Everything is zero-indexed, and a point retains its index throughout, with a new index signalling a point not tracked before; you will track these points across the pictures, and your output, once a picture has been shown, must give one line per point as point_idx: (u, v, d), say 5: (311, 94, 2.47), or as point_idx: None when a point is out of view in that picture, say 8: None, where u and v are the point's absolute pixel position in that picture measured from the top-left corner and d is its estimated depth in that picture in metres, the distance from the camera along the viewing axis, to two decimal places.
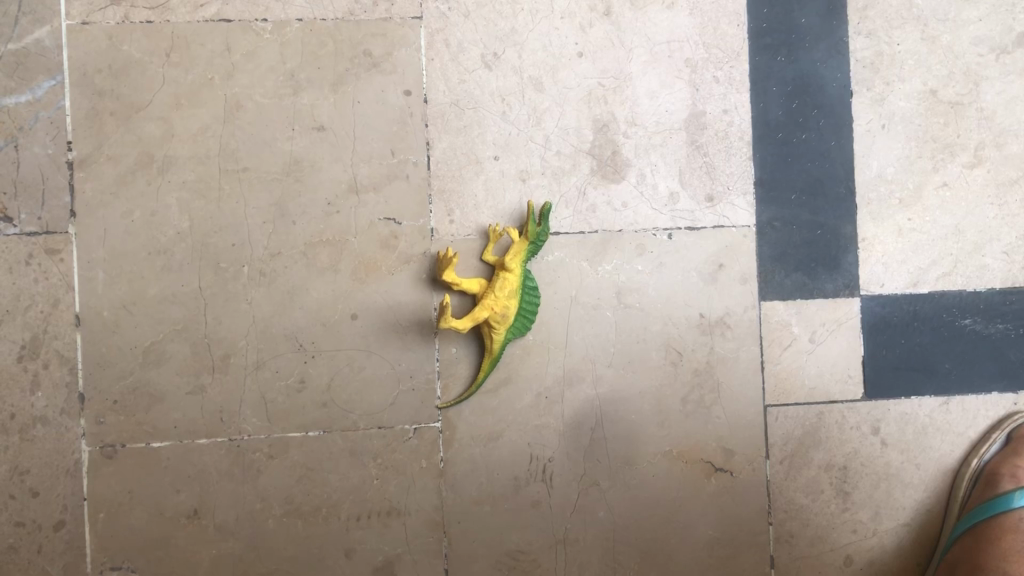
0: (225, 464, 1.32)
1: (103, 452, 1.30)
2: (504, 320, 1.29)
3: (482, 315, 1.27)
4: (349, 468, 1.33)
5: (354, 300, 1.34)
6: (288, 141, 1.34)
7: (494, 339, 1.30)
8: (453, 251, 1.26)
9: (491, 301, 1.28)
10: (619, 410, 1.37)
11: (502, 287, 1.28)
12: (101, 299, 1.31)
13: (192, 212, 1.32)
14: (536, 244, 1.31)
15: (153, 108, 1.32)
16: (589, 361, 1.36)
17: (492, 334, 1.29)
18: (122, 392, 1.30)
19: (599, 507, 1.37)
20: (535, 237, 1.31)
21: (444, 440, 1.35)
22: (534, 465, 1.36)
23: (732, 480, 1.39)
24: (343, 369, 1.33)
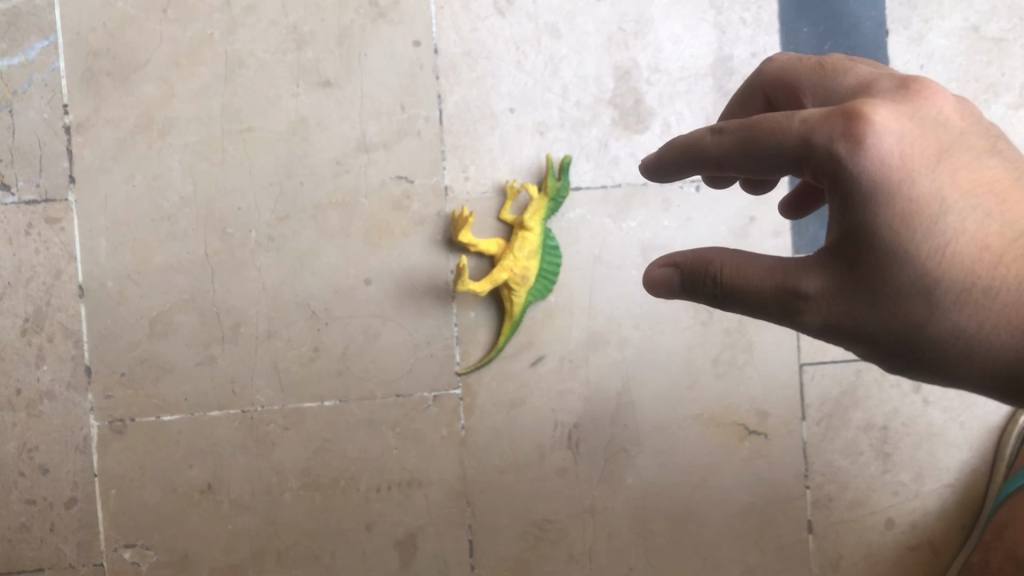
0: (239, 437, 1.27)
1: (113, 427, 1.26)
2: (525, 282, 1.24)
3: (501, 276, 1.21)
4: (367, 438, 1.28)
5: (367, 264, 1.28)
6: (293, 98, 1.28)
7: (514, 301, 1.24)
8: (470, 210, 1.21)
9: (511, 261, 1.22)
10: (647, 373, 1.31)
11: (521, 247, 1.23)
12: (105, 269, 1.26)
13: (197, 176, 1.27)
14: (556, 201, 1.26)
15: (152, 67, 1.26)
16: (614, 322, 1.30)
17: (512, 296, 1.24)
18: (130, 364, 1.26)
19: (628, 473, 1.31)
20: (554, 193, 1.26)
21: (464, 407, 1.29)
22: (559, 432, 1.30)
23: (767, 443, 1.33)
24: (358, 336, 1.28)
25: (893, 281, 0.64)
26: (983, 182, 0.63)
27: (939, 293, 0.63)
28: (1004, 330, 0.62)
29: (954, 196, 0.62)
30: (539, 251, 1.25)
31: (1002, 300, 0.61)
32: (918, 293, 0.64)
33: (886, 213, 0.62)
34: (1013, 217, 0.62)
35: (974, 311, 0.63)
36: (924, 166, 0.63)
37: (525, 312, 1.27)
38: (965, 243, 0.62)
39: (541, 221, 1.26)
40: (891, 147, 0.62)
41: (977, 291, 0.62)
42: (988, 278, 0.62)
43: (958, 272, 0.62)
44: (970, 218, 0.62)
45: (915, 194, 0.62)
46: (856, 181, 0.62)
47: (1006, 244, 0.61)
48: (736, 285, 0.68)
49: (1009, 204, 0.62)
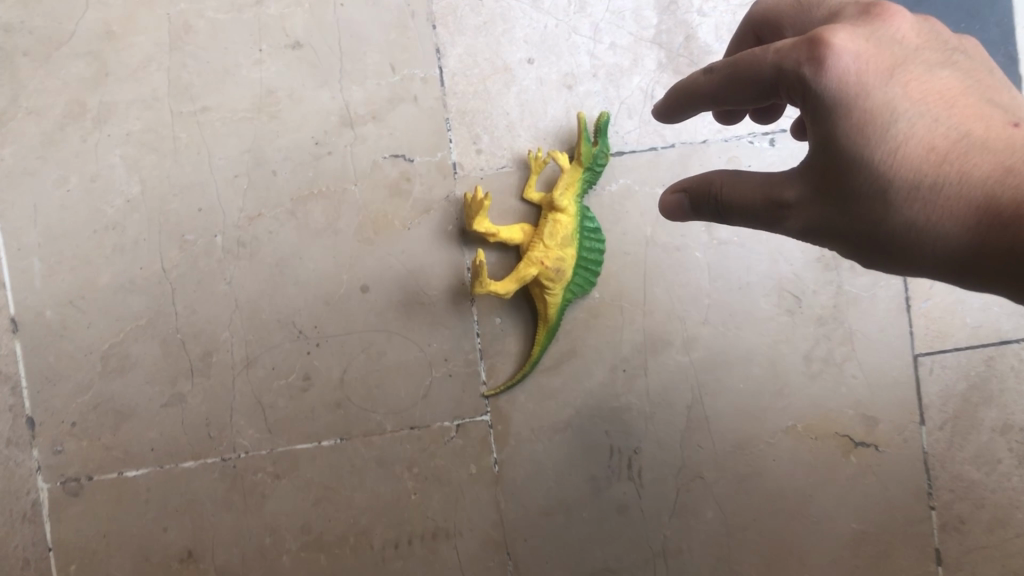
0: (220, 491, 1.03)
1: (66, 490, 1.02)
2: (561, 277, 0.97)
3: (530, 273, 0.95)
4: (379, 482, 1.03)
5: (363, 267, 1.02)
6: (256, 66, 1.03)
7: (549, 301, 0.98)
8: (485, 191, 0.95)
9: (541, 252, 0.96)
10: (723, 379, 1.04)
11: (554, 232, 0.97)
12: (41, 295, 1.01)
13: (144, 172, 1.02)
14: (594, 170, 0.99)
15: (79, 40, 1.01)
16: (677, 319, 1.03)
17: (545, 294, 0.98)
18: (81, 411, 1.02)
19: (705, 505, 1.05)
20: (591, 158, 0.98)
21: (496, 436, 1.03)
22: (616, 459, 1.04)
23: (879, 457, 1.05)
24: (359, 357, 1.03)
25: (852, 193, 0.57)
26: (937, 90, 0.57)
27: (895, 202, 0.56)
28: (958, 231, 0.54)
29: (905, 101, 0.56)
30: (577, 235, 0.98)
31: (950, 199, 0.54)
32: (877, 204, 0.57)
33: (841, 124, 0.57)
34: (963, 119, 0.55)
35: (928, 214, 0.55)
36: (880, 75, 0.57)
37: (564, 314, 1.01)
38: (916, 145, 0.55)
39: (576, 198, 0.99)
40: (850, 60, 0.56)
41: (927, 192, 0.55)
42: (937, 179, 0.54)
43: (911, 176, 0.55)
44: (921, 122, 0.56)
45: (869, 102, 0.56)
46: (817, 95, 0.57)
47: (955, 142, 0.54)
48: (730, 204, 0.62)
49: (961, 109, 0.56)
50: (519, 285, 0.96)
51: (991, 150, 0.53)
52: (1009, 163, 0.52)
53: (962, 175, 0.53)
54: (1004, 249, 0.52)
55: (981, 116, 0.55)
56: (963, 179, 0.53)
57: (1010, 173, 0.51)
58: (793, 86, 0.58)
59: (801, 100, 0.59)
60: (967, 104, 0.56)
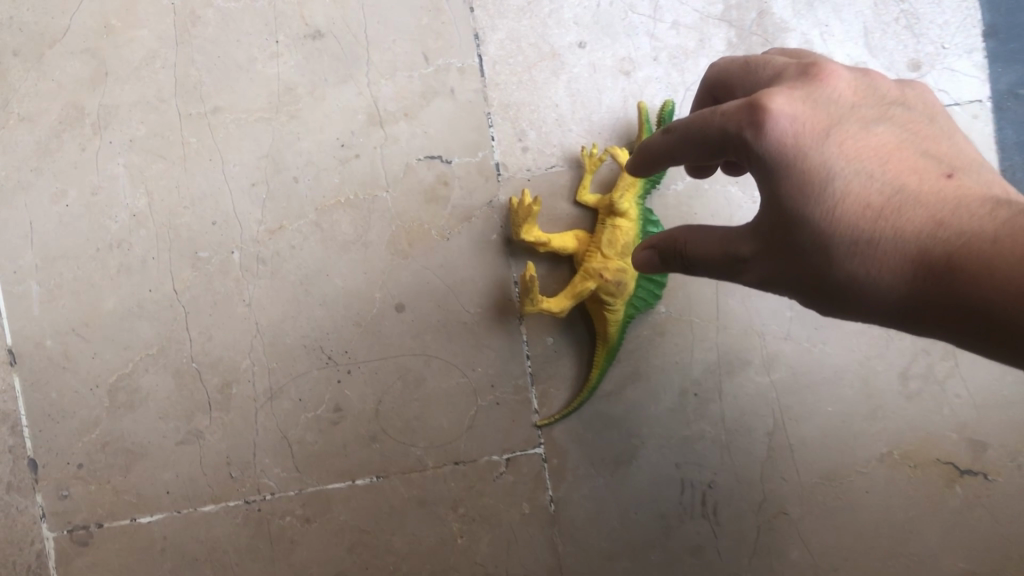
0: (243, 538, 0.91)
1: (74, 539, 0.91)
2: (622, 291, 0.85)
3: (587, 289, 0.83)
4: (419, 525, 0.91)
5: (397, 284, 0.91)
6: (272, 60, 0.91)
7: (609, 319, 0.86)
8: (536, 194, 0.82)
9: (601, 263, 0.84)
10: (807, 401, 0.92)
11: (614, 240, 0.84)
12: (41, 323, 0.91)
13: (151, 183, 0.91)
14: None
15: (74, 37, 0.91)
16: (754, 334, 0.91)
17: (605, 311, 0.86)
18: (89, 451, 0.91)
19: (790, 545, 0.92)
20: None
21: (551, 472, 0.91)
22: (688, 495, 0.92)
23: (988, 487, 0.91)
24: (395, 385, 0.91)
25: (798, 255, 0.52)
26: (875, 145, 0.51)
27: (834, 264, 0.50)
28: (905, 292, 0.48)
29: (840, 158, 0.51)
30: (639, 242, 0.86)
31: (886, 257, 0.48)
32: (821, 265, 0.51)
33: (777, 186, 0.52)
34: (904, 173, 0.49)
35: (869, 274, 0.49)
36: (813, 133, 0.51)
37: (626, 331, 0.89)
38: (854, 204, 0.49)
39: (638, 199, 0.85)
40: (784, 117, 0.51)
41: (863, 251, 0.49)
42: (872, 238, 0.48)
43: (849, 237, 0.49)
44: (856, 178, 0.50)
45: (803, 161, 0.51)
46: (757, 157, 0.52)
47: (889, 196, 0.49)
48: (691, 260, 0.58)
49: (901, 162, 0.50)
50: (575, 301, 0.85)
51: (928, 204, 0.47)
52: (945, 215, 0.46)
53: (897, 231, 0.48)
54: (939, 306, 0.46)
55: (920, 170, 0.49)
56: (899, 238, 0.47)
57: (941, 226, 0.46)
58: (732, 147, 0.54)
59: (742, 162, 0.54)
60: (907, 158, 0.50)
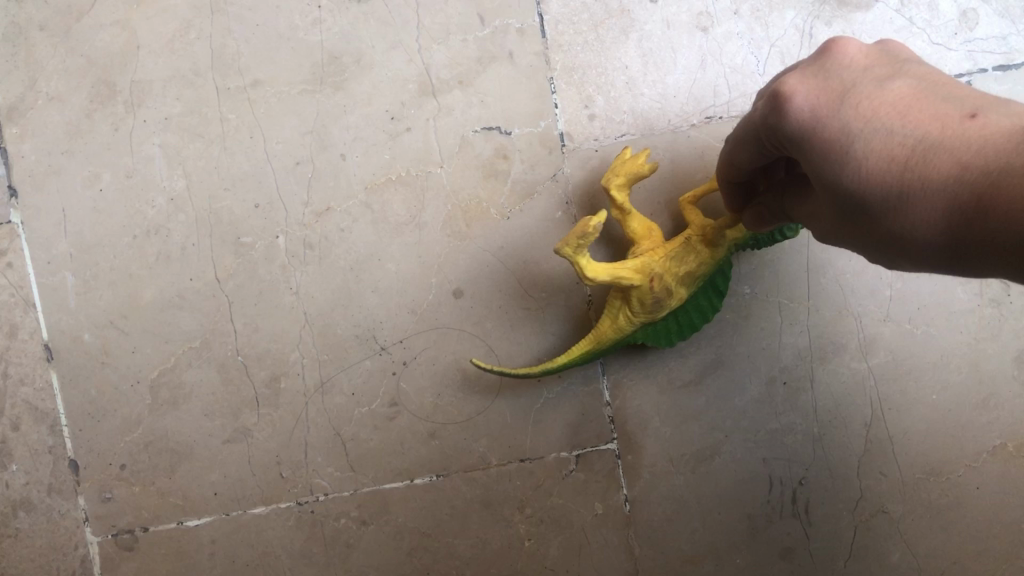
0: (297, 541, 0.86)
1: (119, 543, 0.86)
2: (651, 310, 0.73)
3: (631, 281, 0.71)
4: (484, 527, 0.85)
5: (455, 267, 0.83)
6: (315, 27, 0.84)
7: (619, 321, 0.74)
8: (656, 161, 0.71)
9: (660, 266, 0.72)
10: (910, 389, 0.83)
11: (687, 261, 0.73)
12: (77, 317, 0.85)
13: (188, 164, 0.85)
14: (775, 237, 0.74)
15: (104, 8, 0.84)
16: (849, 316, 0.82)
17: (622, 315, 0.74)
18: (132, 451, 0.86)
19: (891, 547, 0.84)
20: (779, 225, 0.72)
21: (626, 469, 0.84)
22: (777, 493, 0.84)
23: None
24: (454, 377, 0.84)
25: (844, 217, 0.50)
26: (892, 100, 0.47)
27: (883, 222, 0.47)
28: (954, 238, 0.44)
29: (857, 122, 0.47)
30: (700, 282, 0.75)
31: (924, 211, 0.45)
32: (869, 227, 0.48)
33: (802, 159, 0.49)
34: (924, 123, 0.45)
35: (917, 231, 0.46)
36: (825, 104, 0.48)
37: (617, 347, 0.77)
38: (881, 166, 0.46)
39: (733, 247, 0.74)
40: (797, 96, 0.48)
41: (904, 209, 0.45)
42: (910, 197, 0.45)
43: (885, 200, 0.46)
44: (878, 135, 0.46)
45: (820, 129, 0.48)
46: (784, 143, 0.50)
47: (916, 147, 0.45)
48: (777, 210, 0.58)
49: (921, 112, 0.45)
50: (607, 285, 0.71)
51: (954, 151, 0.43)
52: (972, 159, 0.42)
53: (932, 185, 0.44)
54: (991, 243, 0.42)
55: (944, 113, 0.45)
56: (932, 189, 0.44)
57: (976, 175, 0.42)
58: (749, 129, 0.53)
59: (765, 152, 0.54)
60: (929, 105, 0.46)
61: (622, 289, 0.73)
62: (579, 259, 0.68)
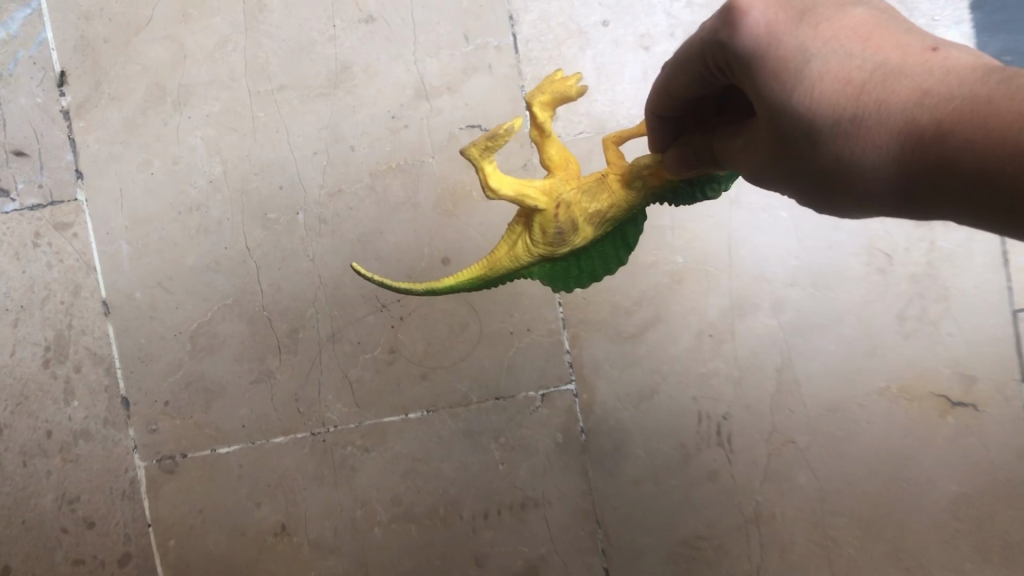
0: (312, 465, 1.04)
1: (162, 467, 1.04)
2: (554, 245, 0.63)
3: (535, 203, 0.61)
4: (466, 454, 1.03)
5: (444, 240, 1.00)
6: (331, 42, 1.03)
7: (517, 249, 0.64)
8: (586, 83, 0.60)
9: (571, 196, 0.62)
10: (813, 341, 1.02)
11: (599, 199, 0.63)
12: (131, 278, 1.04)
13: (225, 153, 1.03)
14: (695, 193, 0.65)
15: (157, 25, 1.03)
16: (764, 280, 1.01)
17: (521, 242, 0.64)
18: (174, 390, 1.04)
19: (797, 469, 1.03)
20: (700, 179, 0.63)
21: (582, 406, 1.02)
22: (705, 426, 1.03)
23: (978, 416, 1.02)
24: (442, 329, 1.02)
25: (785, 146, 0.45)
26: (851, 18, 0.42)
27: (828, 153, 0.42)
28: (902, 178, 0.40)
29: (814, 40, 0.42)
30: (610, 228, 0.65)
31: (876, 144, 0.40)
32: (811, 157, 0.44)
33: (745, 80, 0.44)
34: (886, 47, 0.40)
35: (865, 165, 0.41)
36: (779, 19, 0.43)
37: (506, 280, 0.68)
38: (835, 90, 0.41)
39: (651, 195, 0.65)
40: (752, 9, 0.43)
41: (854, 138, 0.40)
42: (862, 125, 0.40)
43: (834, 130, 0.41)
44: (835, 56, 0.41)
45: (773, 45, 0.42)
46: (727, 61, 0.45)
47: (877, 71, 0.40)
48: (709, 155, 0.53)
49: (884, 36, 0.41)
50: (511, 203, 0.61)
51: (915, 77, 0.38)
52: (935, 86, 0.37)
53: (891, 112, 0.39)
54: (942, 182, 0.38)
55: (907, 40, 0.40)
56: (888, 118, 0.39)
57: (938, 103, 0.37)
58: (692, 47, 0.48)
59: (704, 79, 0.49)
60: (891, 29, 0.41)
61: (526, 215, 0.63)
62: (484, 165, 0.58)
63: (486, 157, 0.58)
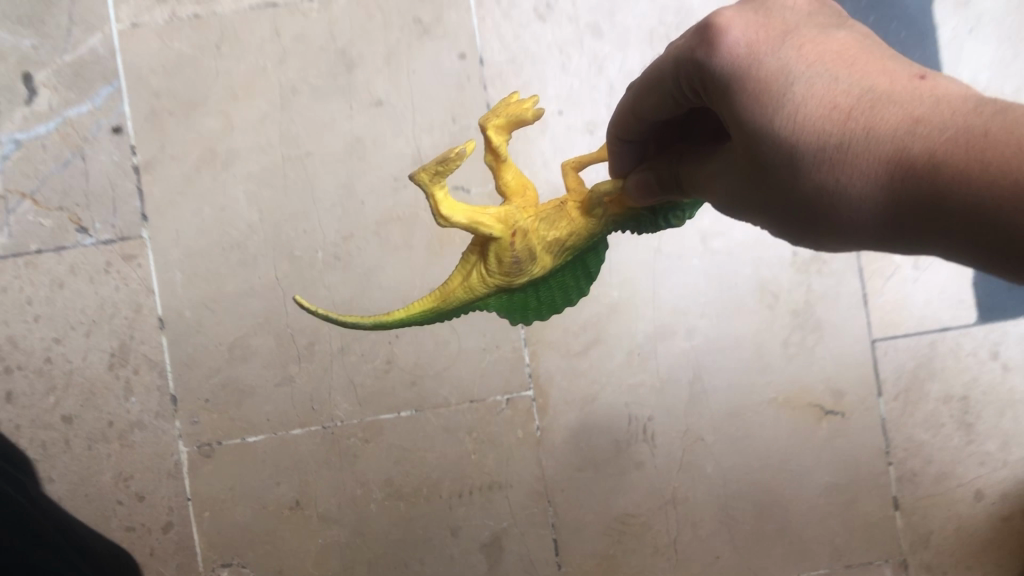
0: (322, 452, 1.30)
1: (201, 452, 1.30)
2: (509, 272, 0.70)
3: (489, 229, 0.67)
4: (445, 445, 1.30)
5: (431, 275, 1.30)
6: (348, 120, 1.31)
7: (475, 277, 0.71)
8: (542, 107, 0.67)
9: (525, 224, 0.68)
10: (717, 360, 1.31)
11: (555, 227, 0.70)
12: (182, 300, 1.30)
13: (262, 203, 1.31)
14: (657, 221, 0.72)
15: (211, 102, 1.31)
16: (680, 312, 1.30)
17: (478, 270, 0.71)
18: (213, 390, 1.30)
19: (706, 461, 1.32)
20: (664, 205, 0.70)
21: (538, 407, 1.30)
22: (633, 425, 1.31)
23: (845, 421, 1.32)
24: (429, 346, 1.29)
25: (769, 165, 0.53)
26: (834, 52, 0.52)
27: (809, 168, 0.51)
28: (873, 194, 0.49)
29: (801, 69, 0.52)
30: (566, 254, 0.73)
31: (862, 161, 0.48)
32: (793, 172, 0.52)
33: (733, 103, 0.53)
34: (869, 77, 0.50)
35: (844, 180, 0.49)
36: (766, 47, 0.53)
37: (468, 309, 0.75)
38: (824, 112, 0.50)
39: (610, 223, 0.72)
40: (740, 39, 0.53)
41: (843, 159, 0.49)
42: (847, 142, 0.49)
43: (819, 144, 0.50)
44: (819, 84, 0.51)
45: (760, 70, 0.52)
46: (718, 78, 0.54)
47: (860, 99, 0.49)
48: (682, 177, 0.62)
49: (867, 68, 0.50)
50: (465, 230, 0.66)
51: (902, 103, 0.48)
52: (923, 113, 0.47)
53: (877, 137, 0.48)
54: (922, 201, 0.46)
55: (888, 73, 0.50)
56: (873, 137, 0.48)
57: (922, 128, 0.46)
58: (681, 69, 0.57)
59: (692, 97, 0.58)
60: (871, 62, 0.51)
61: (482, 245, 0.70)
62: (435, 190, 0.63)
63: (436, 183, 0.63)
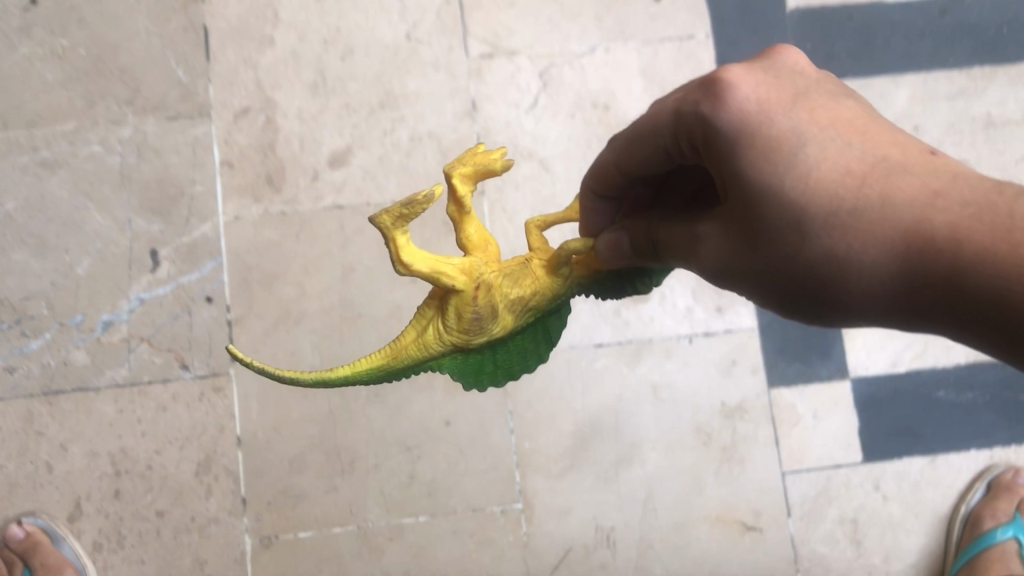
0: (356, 546, 1.67)
1: (262, 542, 1.66)
2: (463, 324, 0.93)
3: (452, 278, 0.88)
4: (453, 544, 1.68)
5: (447, 409, 1.70)
6: (390, 293, 1.74)
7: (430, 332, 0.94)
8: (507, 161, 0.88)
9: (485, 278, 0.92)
10: (664, 484, 1.70)
11: (516, 284, 0.96)
12: (256, 423, 1.69)
13: (322, 352, 1.72)
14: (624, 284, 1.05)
15: (289, 275, 1.74)
16: (636, 445, 1.71)
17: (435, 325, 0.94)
18: (274, 494, 1.68)
19: (655, 565, 1.68)
20: (634, 274, 1.03)
21: (526, 516, 1.68)
22: (598, 533, 1.69)
23: (762, 535, 1.71)
24: (444, 466, 1.69)
25: (789, 209, 0.71)
26: (843, 127, 0.73)
27: (818, 212, 0.70)
28: (878, 241, 0.67)
29: (816, 137, 0.72)
30: (525, 310, 0.98)
31: (879, 212, 0.67)
32: (802, 213, 0.70)
33: (755, 152, 0.72)
34: (873, 150, 0.71)
35: (853, 226, 0.68)
36: (782, 113, 0.74)
37: (419, 365, 0.97)
38: (840, 167, 0.70)
39: (569, 284, 1.01)
40: (751, 103, 0.74)
41: (856, 214, 0.68)
42: (863, 194, 0.68)
43: (836, 191, 0.69)
44: (835, 151, 0.71)
45: (776, 133, 0.73)
46: (734, 129, 0.74)
47: (872, 168, 0.69)
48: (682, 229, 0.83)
49: (880, 145, 0.71)
50: (427, 276, 0.87)
51: (914, 175, 0.68)
52: (937, 187, 0.66)
53: (897, 197, 0.67)
54: (929, 257, 0.65)
55: (888, 149, 0.71)
56: (883, 195, 0.68)
57: (935, 196, 0.66)
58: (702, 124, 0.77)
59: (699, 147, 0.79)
60: (877, 138, 0.72)
61: (443, 299, 0.93)
62: (396, 234, 0.81)
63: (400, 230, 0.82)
